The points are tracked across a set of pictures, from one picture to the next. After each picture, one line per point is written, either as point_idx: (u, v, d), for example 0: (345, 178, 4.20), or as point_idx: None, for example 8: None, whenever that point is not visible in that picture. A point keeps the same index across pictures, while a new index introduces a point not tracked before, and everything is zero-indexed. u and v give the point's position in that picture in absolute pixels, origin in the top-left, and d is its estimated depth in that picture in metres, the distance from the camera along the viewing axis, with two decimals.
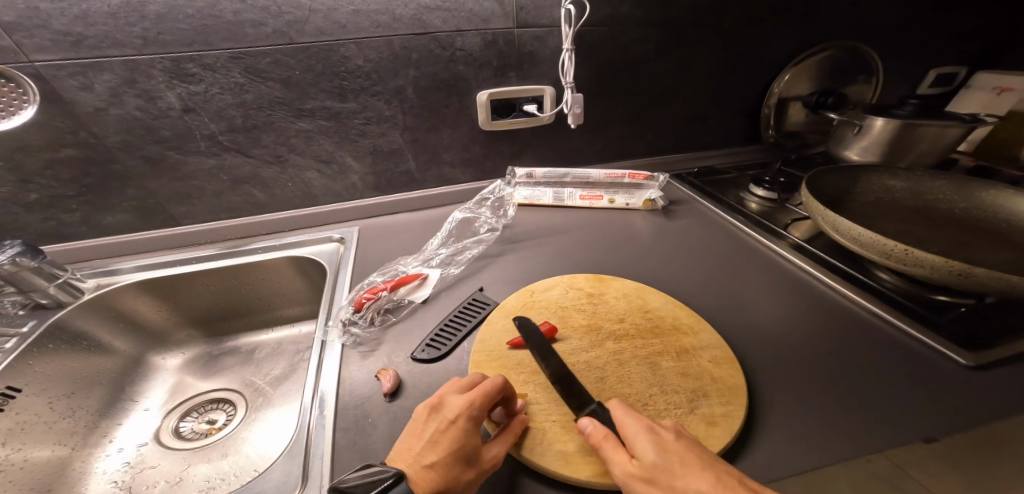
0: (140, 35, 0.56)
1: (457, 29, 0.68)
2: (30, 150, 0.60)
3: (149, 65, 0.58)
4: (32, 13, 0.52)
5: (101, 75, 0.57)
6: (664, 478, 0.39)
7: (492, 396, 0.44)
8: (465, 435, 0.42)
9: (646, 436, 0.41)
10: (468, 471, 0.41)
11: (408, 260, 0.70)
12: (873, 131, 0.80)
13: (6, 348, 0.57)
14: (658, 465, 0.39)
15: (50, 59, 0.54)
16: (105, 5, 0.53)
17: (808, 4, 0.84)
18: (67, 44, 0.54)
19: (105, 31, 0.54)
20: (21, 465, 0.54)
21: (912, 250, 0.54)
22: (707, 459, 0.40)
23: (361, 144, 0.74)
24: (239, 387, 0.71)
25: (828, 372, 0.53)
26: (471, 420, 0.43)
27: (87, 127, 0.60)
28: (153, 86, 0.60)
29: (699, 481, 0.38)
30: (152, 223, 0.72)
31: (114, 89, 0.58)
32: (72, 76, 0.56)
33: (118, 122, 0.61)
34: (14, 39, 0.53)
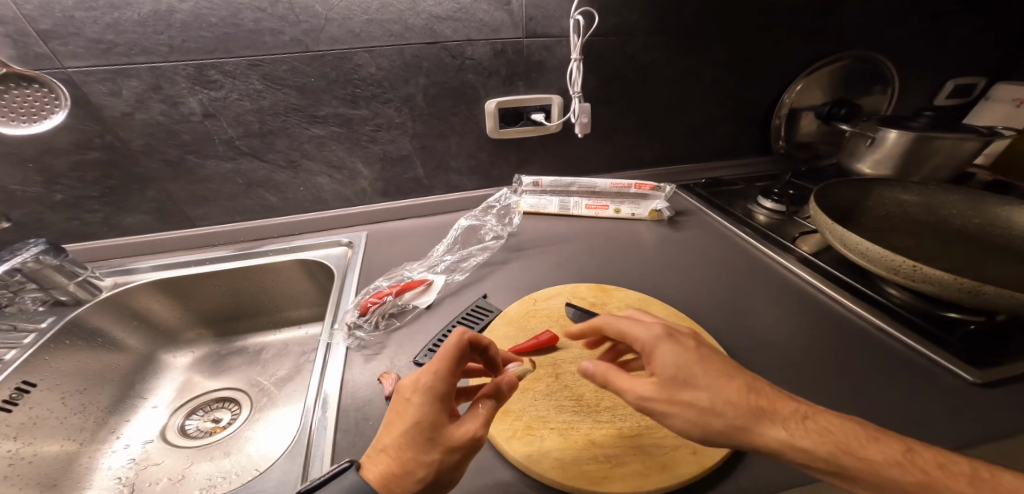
0: (166, 43, 0.58)
1: (467, 38, 0.70)
2: (58, 153, 0.62)
3: (173, 71, 0.60)
4: (66, 21, 0.54)
5: (129, 81, 0.59)
6: (683, 397, 0.39)
7: (443, 370, 0.41)
8: (416, 412, 0.40)
9: (664, 350, 0.41)
10: (425, 450, 0.38)
11: (413, 265, 0.71)
12: (886, 144, 0.79)
13: (24, 344, 0.59)
14: (672, 383, 0.39)
15: (82, 66, 0.56)
16: (134, 14, 0.55)
17: (820, 15, 0.84)
18: (98, 51, 0.56)
19: (133, 39, 0.56)
20: (30, 459, 0.55)
21: (922, 266, 0.53)
22: (731, 370, 0.40)
23: (371, 150, 0.76)
24: (244, 386, 0.72)
25: (835, 386, 0.52)
26: (422, 396, 0.40)
27: (113, 131, 0.62)
28: (176, 92, 0.61)
29: (727, 388, 0.38)
30: (169, 225, 0.74)
31: (140, 94, 0.60)
32: (101, 81, 0.58)
33: (141, 126, 0.63)
34: (50, 47, 0.54)
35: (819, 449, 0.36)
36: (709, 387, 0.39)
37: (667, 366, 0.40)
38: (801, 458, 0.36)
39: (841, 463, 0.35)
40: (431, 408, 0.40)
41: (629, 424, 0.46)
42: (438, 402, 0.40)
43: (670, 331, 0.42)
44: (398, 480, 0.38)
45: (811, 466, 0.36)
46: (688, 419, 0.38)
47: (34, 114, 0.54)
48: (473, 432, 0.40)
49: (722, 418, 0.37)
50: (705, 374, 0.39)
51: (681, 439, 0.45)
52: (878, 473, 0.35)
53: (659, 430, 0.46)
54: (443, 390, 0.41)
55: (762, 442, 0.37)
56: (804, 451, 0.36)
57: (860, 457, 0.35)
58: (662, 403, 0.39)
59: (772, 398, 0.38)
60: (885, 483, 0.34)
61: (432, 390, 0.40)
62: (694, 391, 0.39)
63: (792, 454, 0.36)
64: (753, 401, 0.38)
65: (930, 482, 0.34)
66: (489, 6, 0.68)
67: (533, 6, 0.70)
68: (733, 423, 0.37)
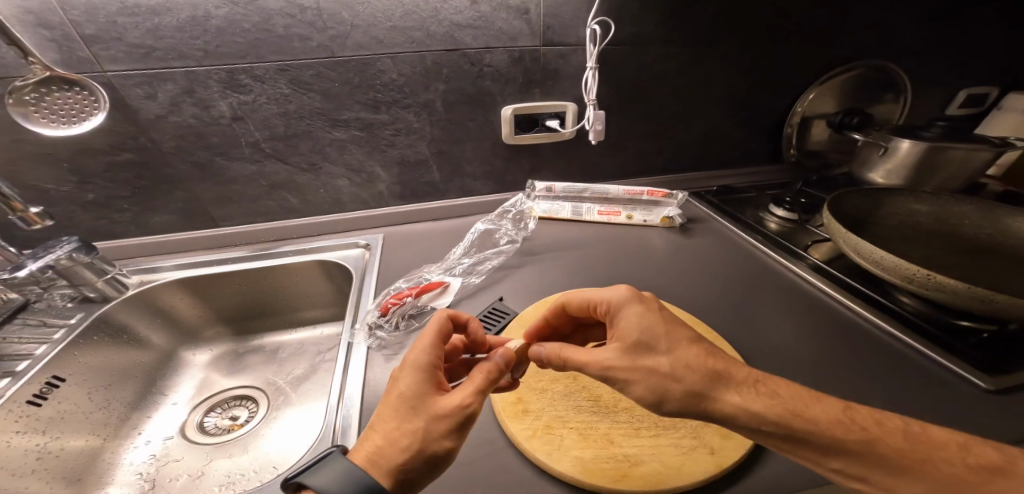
0: (201, 48, 0.60)
1: (486, 46, 0.71)
2: (93, 154, 0.64)
3: (206, 76, 0.62)
4: (109, 27, 0.56)
5: (164, 85, 0.61)
6: (643, 362, 0.43)
7: (424, 344, 0.46)
8: (402, 385, 0.43)
9: (630, 317, 0.45)
10: (410, 419, 0.41)
11: (430, 268, 0.72)
12: (898, 153, 0.80)
13: (54, 339, 0.60)
14: (635, 349, 0.43)
15: (121, 70, 0.58)
16: (173, 20, 0.57)
17: (833, 25, 0.86)
18: (138, 55, 0.58)
19: (171, 44, 0.58)
20: (57, 453, 0.56)
21: (936, 275, 0.53)
22: (694, 337, 0.44)
23: (389, 153, 0.77)
24: (262, 384, 0.73)
25: (850, 391, 0.53)
26: (407, 371, 0.44)
27: (146, 133, 0.64)
28: (208, 96, 0.63)
29: (687, 352, 0.42)
30: (193, 225, 0.76)
31: (174, 98, 0.62)
32: (139, 85, 0.60)
33: (173, 129, 0.65)
34: (92, 51, 0.57)
35: (771, 412, 0.40)
36: (671, 353, 0.42)
37: (632, 332, 0.44)
38: (756, 421, 0.40)
39: (794, 425, 0.39)
40: (415, 380, 0.44)
41: (646, 424, 0.47)
42: (421, 374, 0.44)
43: (639, 297, 0.47)
44: (386, 451, 0.40)
45: (764, 429, 0.40)
46: (648, 384, 0.42)
47: (73, 117, 0.52)
48: (460, 400, 0.42)
49: (680, 383, 0.41)
50: (667, 341, 0.43)
51: (698, 439, 0.45)
52: (827, 431, 0.39)
53: (676, 431, 0.46)
54: (426, 364, 0.45)
55: (721, 405, 0.41)
56: (759, 414, 0.40)
57: (809, 417, 0.40)
58: (624, 368, 0.43)
59: (731, 365, 0.43)
60: (834, 440, 0.39)
61: (416, 364, 0.45)
62: (651, 358, 0.43)
63: (746, 418, 0.40)
64: (712, 366, 0.42)
65: (870, 438, 0.39)
66: (508, 15, 0.70)
67: (551, 15, 0.71)
68: (691, 389, 0.41)
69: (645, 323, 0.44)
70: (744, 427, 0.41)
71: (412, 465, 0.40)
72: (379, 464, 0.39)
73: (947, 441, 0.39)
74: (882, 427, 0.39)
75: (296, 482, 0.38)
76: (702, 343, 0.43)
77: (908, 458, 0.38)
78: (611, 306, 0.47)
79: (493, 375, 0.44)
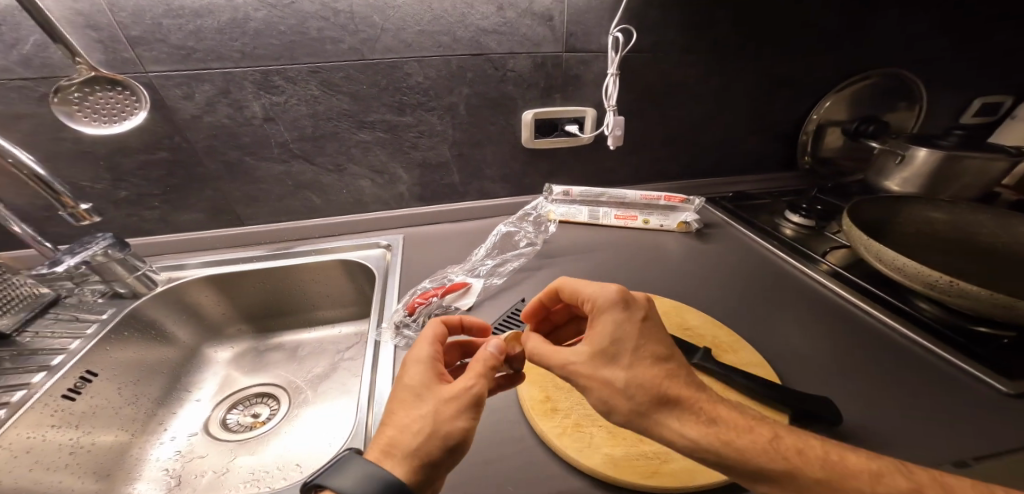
0: (239, 49, 0.61)
1: (510, 51, 0.73)
2: (129, 153, 0.66)
3: (242, 76, 0.63)
4: (154, 28, 0.57)
5: (202, 86, 0.62)
6: (601, 371, 0.42)
7: (424, 339, 0.48)
8: (407, 379, 0.45)
9: (608, 325, 0.43)
10: (419, 408, 0.42)
11: (453, 269, 0.73)
12: (915, 162, 0.81)
13: (88, 334, 0.61)
14: (597, 358, 0.43)
15: (163, 70, 0.60)
16: (214, 22, 0.58)
17: (851, 34, 0.87)
18: (179, 57, 0.59)
19: (211, 45, 0.60)
20: (89, 447, 0.57)
21: (959, 282, 0.54)
22: (663, 355, 0.43)
23: (412, 155, 0.79)
24: (283, 381, 0.74)
25: (874, 394, 0.53)
26: (411, 366, 0.46)
27: (181, 133, 0.66)
28: (242, 97, 0.65)
29: (646, 373, 0.42)
30: (219, 224, 0.77)
31: (210, 98, 0.63)
32: (177, 85, 0.61)
33: (208, 128, 0.66)
34: (136, 52, 0.58)
35: (703, 440, 0.39)
36: (629, 369, 0.42)
37: (602, 339, 0.43)
38: (690, 447, 0.40)
39: (721, 454, 0.39)
40: (418, 372, 0.45)
41: None
42: (424, 366, 0.45)
43: (625, 302, 0.44)
44: (398, 441, 0.41)
45: (696, 456, 0.40)
46: (600, 392, 0.42)
47: (114, 116, 0.53)
48: (466, 384, 0.43)
49: (628, 401, 0.41)
50: (631, 357, 0.42)
51: None
52: (751, 461, 0.38)
53: None
54: (427, 358, 0.46)
55: (660, 428, 0.41)
56: (691, 441, 0.40)
57: (736, 447, 0.39)
58: (584, 375, 0.43)
59: (684, 389, 0.41)
60: (758, 469, 0.38)
61: (418, 359, 0.46)
62: (610, 371, 0.42)
63: (681, 443, 0.40)
64: (665, 387, 0.41)
65: (789, 468, 0.38)
66: (533, 21, 0.71)
67: (574, 22, 0.73)
68: (634, 407, 0.41)
69: (619, 333, 0.43)
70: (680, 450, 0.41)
71: (426, 448, 0.40)
72: (393, 455, 0.40)
73: (861, 469, 0.37)
74: (805, 458, 0.38)
75: (315, 484, 0.38)
76: (668, 361, 0.43)
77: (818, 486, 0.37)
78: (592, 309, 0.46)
79: (493, 361, 0.45)
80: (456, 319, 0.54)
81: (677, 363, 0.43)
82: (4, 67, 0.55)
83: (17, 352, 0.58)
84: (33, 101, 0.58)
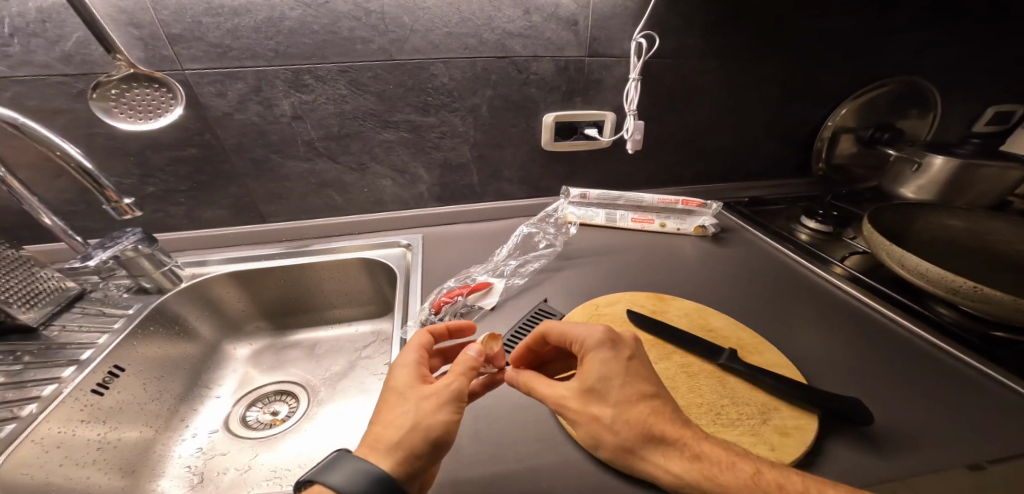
0: (273, 48, 0.62)
1: (534, 55, 0.73)
2: (159, 149, 0.66)
3: (274, 75, 0.64)
4: (193, 26, 0.58)
5: (235, 84, 0.63)
6: (587, 407, 0.44)
7: (408, 344, 0.49)
8: (393, 380, 0.46)
9: (595, 363, 0.44)
10: (402, 406, 0.43)
11: (476, 269, 0.73)
12: (931, 169, 0.82)
13: (116, 328, 0.62)
14: (585, 394, 0.44)
15: (198, 68, 0.60)
16: (251, 20, 0.59)
17: (869, 43, 0.88)
18: (215, 55, 0.60)
19: (247, 44, 0.60)
20: (115, 443, 0.57)
21: (983, 287, 0.55)
22: (648, 392, 0.43)
23: (433, 156, 0.79)
24: (302, 379, 0.74)
25: (899, 396, 0.54)
26: (396, 368, 0.47)
27: (212, 130, 0.66)
28: (273, 95, 0.65)
29: (632, 410, 0.42)
30: (242, 221, 0.77)
31: (242, 96, 0.64)
32: (211, 83, 0.62)
33: (238, 126, 0.67)
34: (174, 50, 0.59)
35: (686, 474, 0.40)
36: (616, 406, 0.43)
37: (587, 379, 0.44)
38: (675, 481, 0.41)
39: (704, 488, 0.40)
40: (401, 373, 0.46)
41: (704, 422, 0.48)
42: (406, 367, 0.46)
43: (611, 342, 0.45)
44: (383, 435, 0.42)
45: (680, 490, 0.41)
46: (588, 427, 0.43)
47: (149, 113, 0.55)
48: (446, 381, 0.44)
49: (615, 436, 0.42)
50: (617, 395, 0.43)
51: (757, 436, 0.46)
52: None
53: (735, 428, 0.47)
54: (412, 360, 0.47)
55: (645, 462, 0.42)
56: (675, 476, 0.41)
57: (719, 481, 0.39)
58: (573, 410, 0.44)
59: (669, 424, 0.42)
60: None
61: (403, 362, 0.47)
62: (597, 408, 0.43)
63: (665, 477, 0.41)
64: (651, 422, 0.42)
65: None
66: (558, 25, 0.72)
67: (598, 27, 0.73)
68: (620, 441, 0.42)
69: (605, 371, 0.44)
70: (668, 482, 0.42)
71: (411, 442, 0.41)
72: (379, 449, 0.41)
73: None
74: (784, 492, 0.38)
75: (308, 479, 0.39)
76: (654, 397, 0.43)
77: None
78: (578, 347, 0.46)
79: (473, 362, 0.46)
80: (443, 326, 0.53)
81: (663, 399, 0.44)
82: (45, 63, 0.55)
83: (46, 345, 0.59)
84: (70, 97, 0.58)
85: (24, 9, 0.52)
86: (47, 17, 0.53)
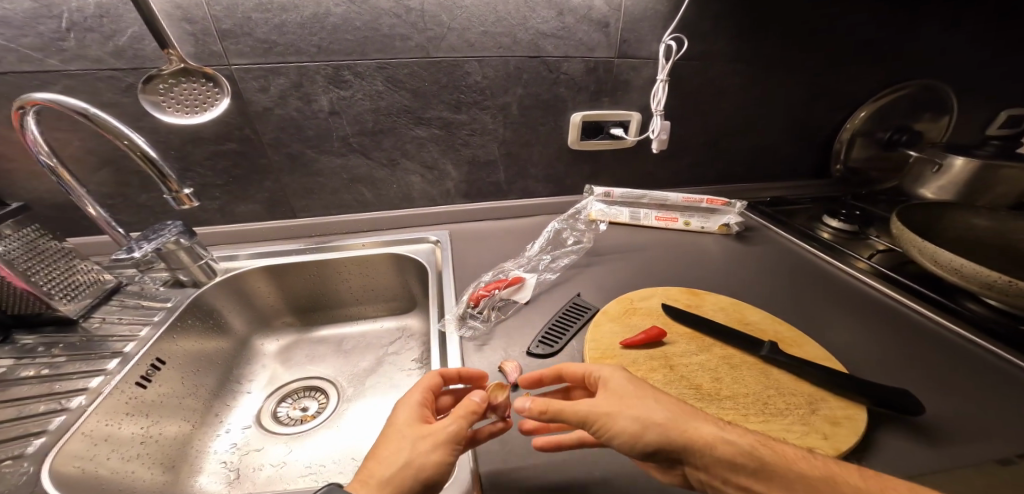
0: (316, 44, 0.63)
1: (565, 55, 0.74)
2: (200, 143, 0.67)
3: (315, 71, 0.65)
4: (243, 22, 0.59)
5: (277, 80, 0.64)
6: (632, 401, 0.43)
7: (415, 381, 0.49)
8: (395, 417, 0.45)
9: (625, 368, 0.46)
10: (398, 441, 0.43)
11: (509, 264, 0.74)
12: (953, 170, 0.83)
13: (157, 321, 0.63)
14: (626, 395, 0.43)
15: (244, 63, 0.62)
16: (297, 17, 0.60)
17: (891, 45, 0.89)
18: (262, 50, 0.62)
19: (292, 40, 0.62)
20: (156, 438, 0.58)
21: (1019, 282, 0.57)
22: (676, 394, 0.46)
23: (462, 153, 0.80)
24: (330, 375, 0.73)
25: (943, 391, 0.54)
26: (399, 406, 0.46)
27: (251, 125, 0.67)
28: (312, 91, 0.66)
29: (673, 397, 0.44)
30: (274, 215, 0.78)
31: (283, 91, 0.65)
32: (255, 78, 0.64)
33: (277, 121, 0.68)
34: (223, 45, 0.60)
35: (737, 441, 0.40)
36: (658, 395, 0.44)
37: (623, 381, 0.45)
38: (736, 453, 0.40)
39: (761, 456, 0.40)
40: (403, 410, 0.45)
41: (754, 411, 0.49)
42: (407, 405, 0.46)
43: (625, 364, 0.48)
44: (376, 469, 0.41)
45: (737, 460, 0.40)
46: (633, 416, 0.42)
47: (196, 107, 0.58)
48: (444, 422, 0.43)
49: (664, 417, 0.41)
50: (650, 390, 0.44)
51: (809, 426, 0.47)
52: (791, 464, 0.40)
53: (785, 417, 0.48)
54: (414, 398, 0.47)
55: (695, 436, 0.40)
56: (729, 444, 0.40)
57: (777, 453, 0.40)
58: (608, 406, 0.43)
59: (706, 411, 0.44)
60: (782, 472, 0.39)
61: (407, 399, 0.46)
62: (644, 402, 0.42)
63: (721, 446, 0.40)
64: (690, 406, 0.43)
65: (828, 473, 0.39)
66: (590, 26, 0.72)
67: (629, 29, 0.74)
68: (675, 421, 0.41)
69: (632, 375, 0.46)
70: (703, 469, 0.41)
71: (403, 480, 0.40)
72: (368, 482, 0.40)
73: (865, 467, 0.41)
74: (808, 462, 0.41)
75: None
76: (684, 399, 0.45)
77: (828, 486, 0.38)
78: (590, 374, 0.47)
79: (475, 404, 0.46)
80: (455, 373, 0.50)
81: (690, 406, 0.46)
82: (97, 58, 0.57)
83: (87, 337, 0.60)
84: (119, 91, 0.60)
85: (83, 4, 0.54)
86: (105, 11, 0.55)
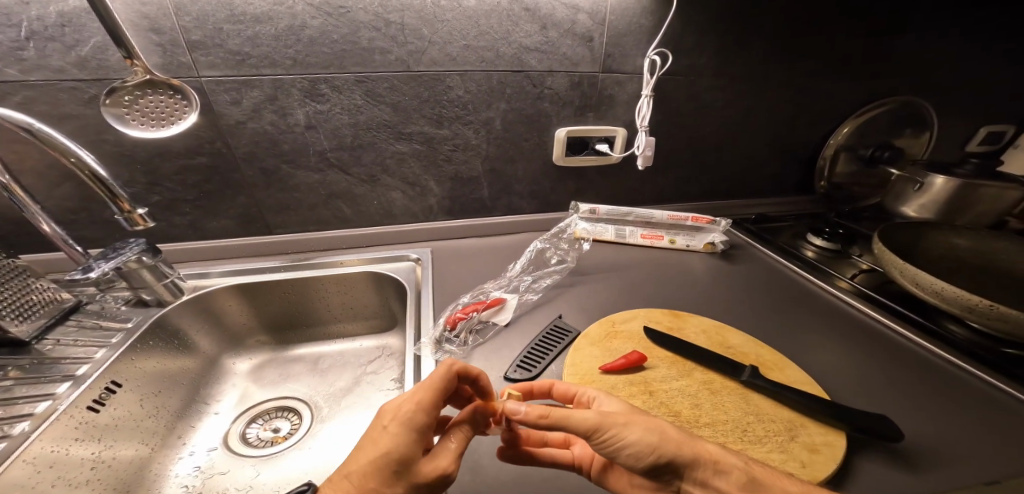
0: (291, 57, 0.61)
1: (549, 70, 0.73)
2: (169, 156, 0.65)
3: (291, 84, 0.63)
4: (214, 33, 0.57)
5: (250, 92, 0.62)
6: (644, 415, 0.42)
7: (430, 398, 0.42)
8: (392, 444, 0.40)
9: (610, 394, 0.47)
10: (388, 479, 0.38)
11: (490, 284, 0.72)
12: (933, 189, 0.82)
13: (113, 343, 0.59)
14: (635, 411, 0.43)
15: (215, 75, 0.60)
16: (272, 29, 0.59)
17: (870, 64, 0.90)
18: (233, 62, 0.60)
19: (266, 52, 0.60)
20: (109, 462, 0.55)
21: (1000, 306, 0.57)
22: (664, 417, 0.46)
23: (445, 169, 0.78)
24: (305, 395, 0.69)
25: (925, 416, 0.53)
26: (401, 426, 0.41)
27: (224, 138, 0.65)
28: (288, 104, 0.65)
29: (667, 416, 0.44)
30: (248, 231, 0.75)
31: (258, 104, 0.64)
32: (227, 91, 0.62)
33: (251, 135, 0.66)
34: (193, 57, 0.58)
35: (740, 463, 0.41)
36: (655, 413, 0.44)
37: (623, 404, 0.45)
38: (734, 472, 0.40)
39: (759, 476, 0.40)
40: (403, 442, 0.40)
41: (732, 439, 0.48)
42: (414, 434, 0.40)
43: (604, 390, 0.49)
44: None
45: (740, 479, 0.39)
46: (648, 428, 0.41)
47: (161, 120, 0.57)
48: (442, 467, 0.41)
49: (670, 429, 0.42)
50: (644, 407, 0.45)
51: (787, 453, 0.46)
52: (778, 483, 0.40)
53: (763, 445, 0.47)
54: (422, 423, 0.41)
55: (704, 452, 0.41)
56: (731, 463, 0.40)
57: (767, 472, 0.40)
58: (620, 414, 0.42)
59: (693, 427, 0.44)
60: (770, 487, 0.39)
61: (413, 421, 0.41)
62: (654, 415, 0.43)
63: (727, 461, 0.40)
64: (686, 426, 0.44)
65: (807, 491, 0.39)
66: (573, 41, 0.72)
67: (613, 44, 0.73)
68: (682, 435, 0.41)
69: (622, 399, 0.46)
70: (698, 483, 0.40)
71: None
72: None
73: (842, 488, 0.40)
74: (791, 480, 0.40)
75: None
76: None
77: None
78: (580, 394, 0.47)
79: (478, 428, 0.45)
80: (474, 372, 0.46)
81: None
82: (59, 68, 0.55)
83: (38, 359, 0.56)
84: (82, 102, 0.58)
85: (44, 13, 0.52)
86: (67, 20, 0.53)
